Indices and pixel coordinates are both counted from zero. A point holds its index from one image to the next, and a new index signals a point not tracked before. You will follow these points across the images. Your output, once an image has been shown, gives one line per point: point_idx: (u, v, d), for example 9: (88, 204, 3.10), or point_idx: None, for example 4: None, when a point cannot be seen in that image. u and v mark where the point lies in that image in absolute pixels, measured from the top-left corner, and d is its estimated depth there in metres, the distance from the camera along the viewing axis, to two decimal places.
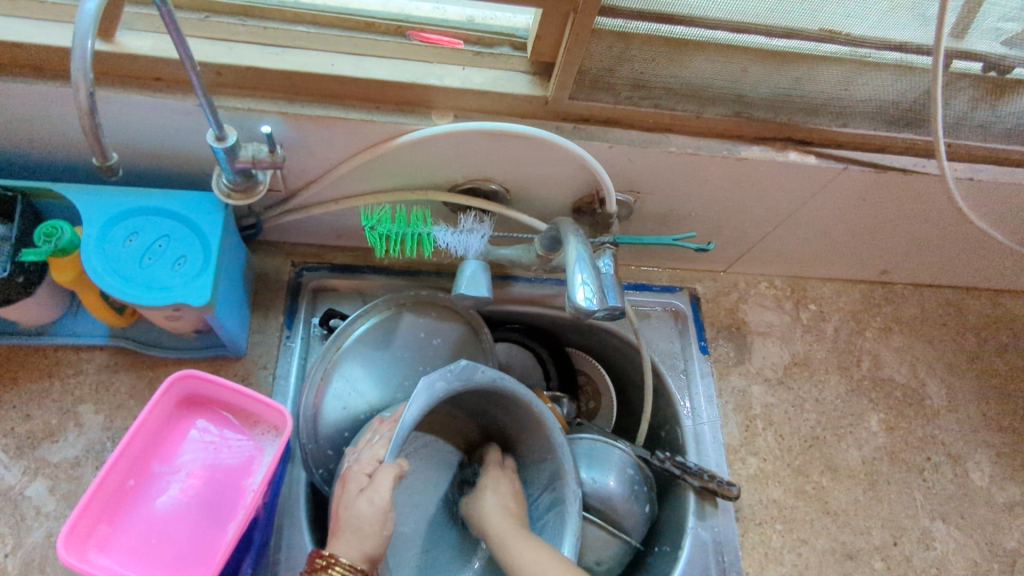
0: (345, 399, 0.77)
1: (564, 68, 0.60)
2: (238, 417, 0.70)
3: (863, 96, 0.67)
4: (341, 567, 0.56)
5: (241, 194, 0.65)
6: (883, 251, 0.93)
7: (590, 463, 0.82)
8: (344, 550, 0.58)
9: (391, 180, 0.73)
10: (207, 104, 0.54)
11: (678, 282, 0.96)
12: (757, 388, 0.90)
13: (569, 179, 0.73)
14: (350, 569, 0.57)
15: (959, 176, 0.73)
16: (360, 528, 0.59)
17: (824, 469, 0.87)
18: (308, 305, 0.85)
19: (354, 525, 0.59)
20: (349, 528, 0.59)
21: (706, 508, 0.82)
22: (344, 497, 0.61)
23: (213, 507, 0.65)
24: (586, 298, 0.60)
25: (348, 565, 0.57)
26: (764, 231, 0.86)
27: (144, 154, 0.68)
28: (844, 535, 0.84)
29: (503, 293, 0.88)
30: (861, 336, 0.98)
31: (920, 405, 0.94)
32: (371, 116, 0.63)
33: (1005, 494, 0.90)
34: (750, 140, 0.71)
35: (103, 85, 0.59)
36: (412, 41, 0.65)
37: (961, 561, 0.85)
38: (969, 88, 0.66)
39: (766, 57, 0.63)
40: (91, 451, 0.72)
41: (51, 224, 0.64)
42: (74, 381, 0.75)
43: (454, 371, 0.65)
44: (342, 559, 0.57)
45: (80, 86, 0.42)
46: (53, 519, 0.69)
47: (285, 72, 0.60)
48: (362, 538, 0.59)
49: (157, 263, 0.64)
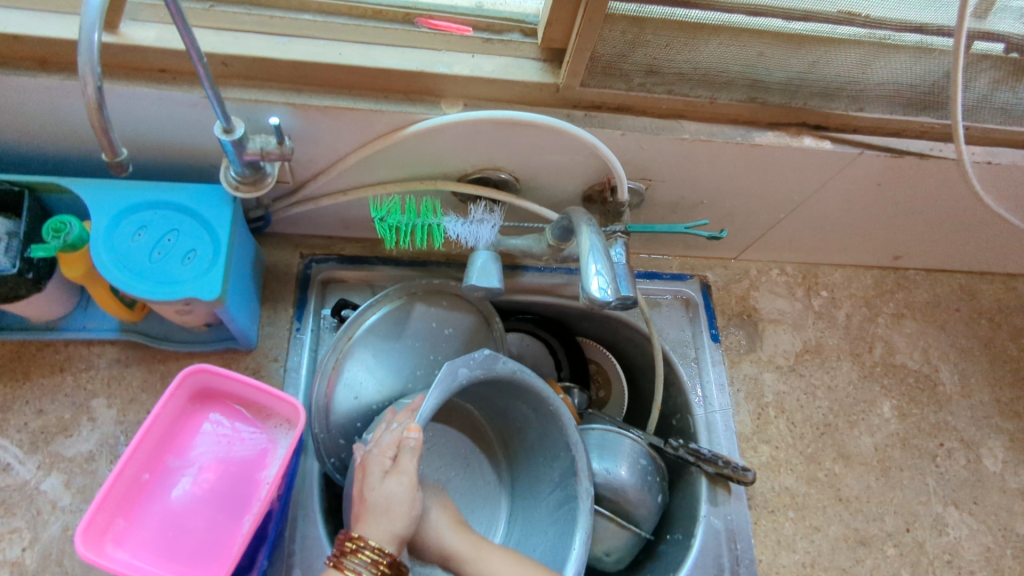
0: (356, 388, 0.77)
1: (576, 55, 0.59)
2: (250, 410, 0.70)
3: (881, 78, 0.65)
4: (370, 550, 0.56)
5: (250, 187, 0.64)
6: (897, 236, 0.92)
7: (602, 454, 0.82)
8: (372, 533, 0.57)
9: (400, 170, 0.72)
10: (214, 95, 0.53)
11: (688, 270, 0.95)
12: (769, 375, 0.90)
13: (580, 168, 0.73)
14: (379, 552, 0.56)
15: (977, 160, 0.72)
16: (380, 517, 0.58)
17: (836, 456, 0.87)
18: (317, 296, 0.84)
19: (384, 506, 0.59)
20: (378, 510, 0.58)
21: (719, 493, 0.82)
22: (368, 481, 0.60)
23: (228, 500, 0.65)
24: (600, 288, 0.60)
25: (376, 548, 0.56)
26: (777, 217, 0.85)
27: (151, 148, 0.67)
28: (856, 522, 0.84)
29: (512, 282, 0.88)
30: (873, 322, 0.97)
31: (933, 391, 0.93)
32: (380, 105, 0.62)
33: (1018, 480, 0.90)
34: (765, 125, 0.70)
35: (109, 78, 0.58)
36: (421, 29, 0.63)
37: (974, 547, 0.85)
38: (990, 69, 0.65)
39: (783, 40, 0.62)
40: (105, 445, 0.72)
41: (59, 218, 0.64)
42: (86, 375, 0.75)
43: (475, 360, 0.66)
44: (371, 543, 0.57)
45: (87, 80, 0.41)
46: (68, 513, 0.69)
47: (293, 62, 0.59)
48: (391, 518, 0.58)
49: (167, 257, 0.63)
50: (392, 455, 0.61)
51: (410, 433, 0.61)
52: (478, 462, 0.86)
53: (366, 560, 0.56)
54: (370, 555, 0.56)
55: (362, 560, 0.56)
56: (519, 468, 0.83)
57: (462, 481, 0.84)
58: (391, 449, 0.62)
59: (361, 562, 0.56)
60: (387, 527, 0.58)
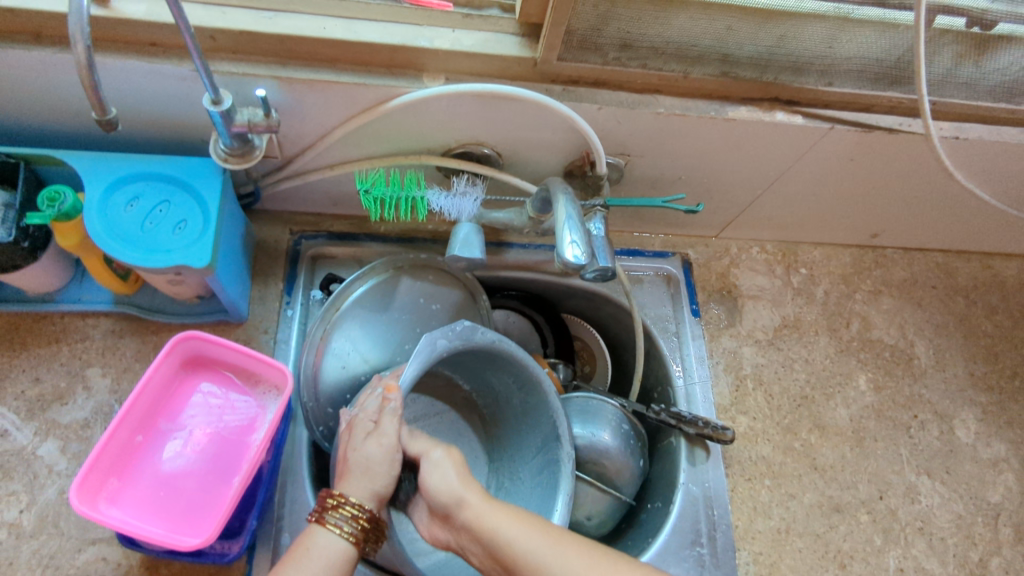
0: (343, 358, 0.79)
1: (551, 29, 0.61)
2: (240, 377, 0.72)
3: (847, 53, 0.68)
4: (351, 506, 0.58)
5: (238, 159, 0.66)
6: (872, 214, 0.95)
7: (585, 420, 0.85)
8: (352, 490, 0.59)
9: (384, 145, 0.75)
10: (202, 68, 0.55)
11: (670, 247, 0.97)
12: (748, 349, 0.92)
13: (560, 143, 0.75)
14: (360, 508, 0.58)
15: (945, 135, 0.74)
16: (361, 477, 0.60)
17: (812, 427, 0.90)
18: (307, 272, 0.86)
19: (364, 466, 0.61)
20: (359, 470, 0.61)
21: (697, 453, 0.85)
22: (353, 441, 0.63)
23: (218, 462, 0.68)
24: (574, 255, 0.62)
25: (357, 504, 0.58)
26: (753, 194, 0.87)
27: (143, 122, 0.69)
28: (831, 489, 0.86)
29: (497, 259, 0.90)
30: (851, 298, 0.99)
31: (908, 364, 0.96)
32: (363, 79, 0.64)
33: (990, 450, 0.92)
34: (738, 100, 0.72)
35: (101, 51, 0.60)
36: (403, 4, 0.65)
37: (945, 515, 0.87)
38: (953, 44, 0.67)
39: (751, 14, 0.63)
40: (100, 412, 0.74)
41: (53, 188, 0.65)
42: (81, 346, 0.77)
43: (454, 332, 0.69)
44: (351, 499, 0.59)
45: (77, 41, 0.44)
46: (64, 476, 0.71)
47: (278, 36, 0.61)
48: (371, 478, 0.60)
49: (157, 227, 0.65)
50: (374, 418, 0.64)
51: (389, 394, 0.63)
52: (463, 432, 0.88)
53: (346, 515, 0.58)
54: (351, 511, 0.58)
55: (343, 515, 0.58)
56: (502, 438, 0.86)
57: (442, 442, 0.87)
58: (375, 412, 0.64)
59: (342, 516, 0.58)
60: (368, 486, 0.60)
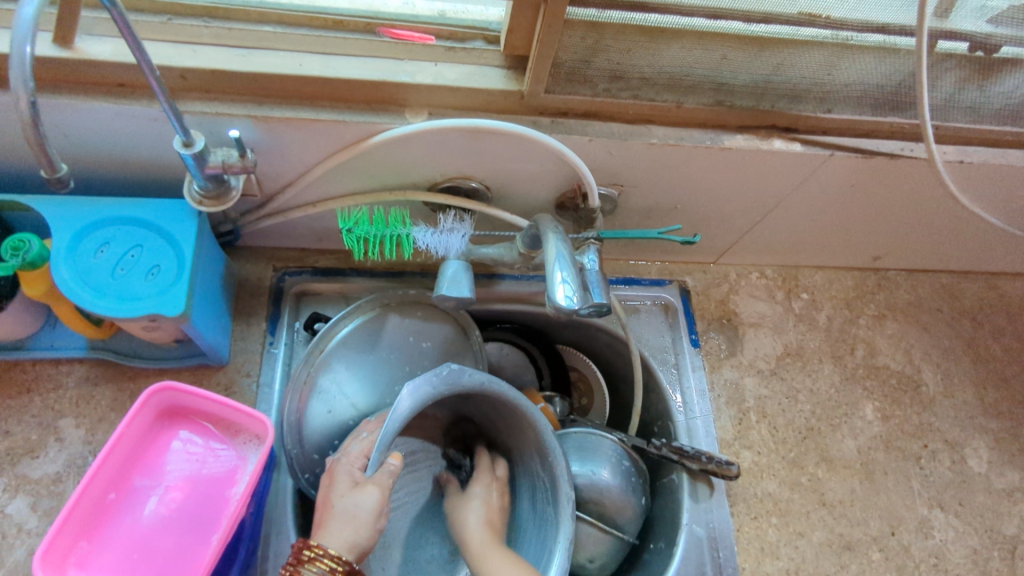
0: (330, 403, 0.76)
1: (538, 61, 0.58)
2: (219, 426, 0.69)
3: (847, 79, 0.65)
4: (328, 558, 0.56)
5: (213, 201, 0.63)
6: (874, 239, 0.92)
7: (583, 457, 0.82)
8: (332, 541, 0.57)
9: (368, 181, 0.72)
10: (170, 110, 0.52)
11: (667, 275, 0.94)
12: (750, 380, 0.89)
13: (550, 175, 0.72)
14: (338, 560, 0.56)
15: (949, 160, 0.71)
16: (344, 524, 0.58)
17: (819, 460, 0.86)
18: (291, 310, 0.83)
19: (350, 513, 0.58)
20: (342, 517, 0.58)
21: (700, 489, 0.81)
22: (336, 489, 0.61)
23: (195, 519, 0.64)
24: (566, 297, 0.59)
25: (335, 556, 0.56)
26: (751, 221, 0.84)
27: (115, 163, 0.67)
28: (841, 526, 0.83)
29: (488, 291, 0.87)
30: (854, 324, 0.96)
31: (916, 391, 0.93)
32: (342, 116, 0.61)
33: (1004, 480, 0.89)
34: (734, 129, 0.69)
35: (64, 93, 0.57)
36: (383, 38, 0.63)
37: (960, 550, 0.84)
38: (955, 68, 0.64)
39: (744, 44, 0.61)
40: (73, 465, 0.71)
41: (18, 237, 0.62)
42: (54, 395, 0.73)
43: (440, 375, 0.64)
44: (329, 551, 0.56)
45: (19, 92, 0.40)
46: (35, 536, 0.68)
47: (253, 74, 0.59)
48: (356, 527, 0.58)
49: (129, 274, 0.62)
50: (360, 466, 0.63)
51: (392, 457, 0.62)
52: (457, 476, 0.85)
53: (323, 568, 0.55)
54: (329, 564, 0.55)
55: (320, 569, 0.55)
56: None
57: None
58: (360, 459, 0.63)
59: (319, 570, 0.55)
60: (349, 535, 0.58)
